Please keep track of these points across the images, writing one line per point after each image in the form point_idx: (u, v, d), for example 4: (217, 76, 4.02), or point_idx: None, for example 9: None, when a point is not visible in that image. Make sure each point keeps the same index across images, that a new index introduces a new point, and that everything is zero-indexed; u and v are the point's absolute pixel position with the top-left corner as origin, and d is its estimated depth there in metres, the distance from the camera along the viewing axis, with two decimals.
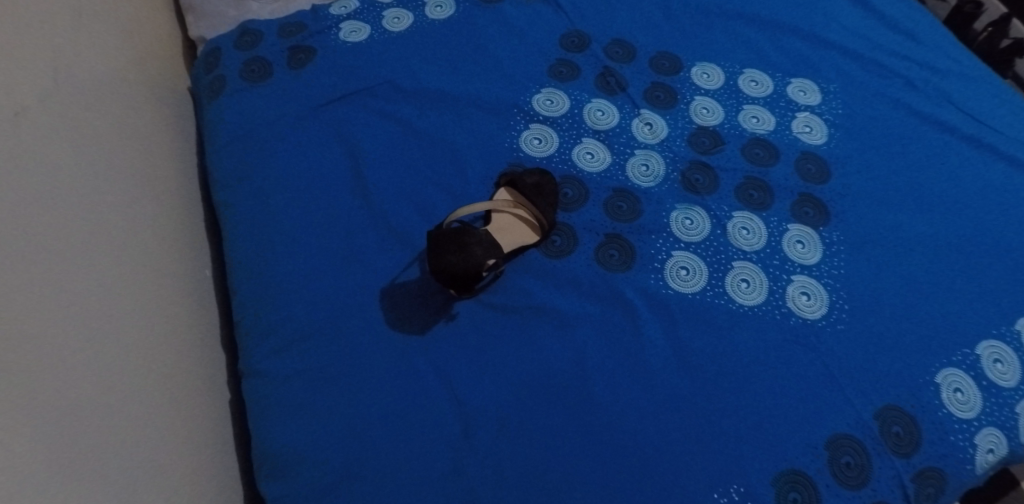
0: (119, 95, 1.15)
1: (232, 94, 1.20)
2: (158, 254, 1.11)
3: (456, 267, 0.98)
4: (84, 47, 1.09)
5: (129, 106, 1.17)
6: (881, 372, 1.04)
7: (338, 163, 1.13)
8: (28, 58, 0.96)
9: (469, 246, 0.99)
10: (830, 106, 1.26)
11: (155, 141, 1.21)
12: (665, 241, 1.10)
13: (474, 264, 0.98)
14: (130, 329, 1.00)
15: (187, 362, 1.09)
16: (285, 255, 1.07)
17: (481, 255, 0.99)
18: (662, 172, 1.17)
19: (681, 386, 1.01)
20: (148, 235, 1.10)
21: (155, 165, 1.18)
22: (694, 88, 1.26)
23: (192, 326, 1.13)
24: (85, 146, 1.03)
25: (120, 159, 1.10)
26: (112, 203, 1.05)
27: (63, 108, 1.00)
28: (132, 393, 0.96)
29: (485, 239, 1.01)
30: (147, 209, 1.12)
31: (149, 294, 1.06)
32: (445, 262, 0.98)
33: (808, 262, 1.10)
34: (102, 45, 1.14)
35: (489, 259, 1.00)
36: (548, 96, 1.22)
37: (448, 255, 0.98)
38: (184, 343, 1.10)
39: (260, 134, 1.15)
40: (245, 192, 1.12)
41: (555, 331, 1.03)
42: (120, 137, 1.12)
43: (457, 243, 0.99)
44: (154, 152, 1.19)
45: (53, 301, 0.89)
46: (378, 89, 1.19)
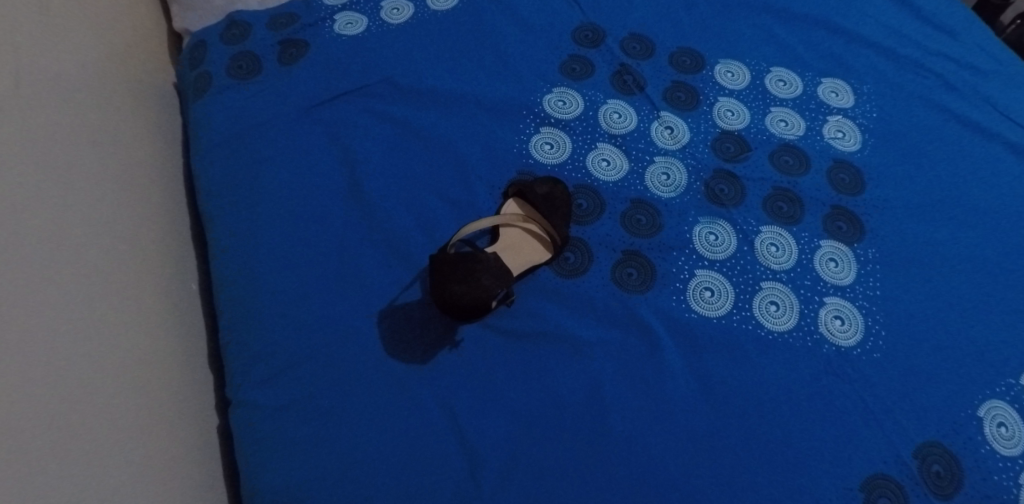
0: (90, 93, 1.04)
1: (218, 91, 1.09)
2: (136, 268, 1.02)
3: (463, 298, 0.89)
4: (54, 45, 0.99)
5: (103, 105, 1.06)
6: (918, 406, 0.98)
7: (333, 171, 1.03)
8: None
9: (477, 273, 0.90)
10: (864, 109, 1.17)
11: (132, 143, 1.10)
12: (688, 258, 1.02)
13: (483, 295, 0.90)
14: (101, 352, 0.90)
15: (170, 383, 1.00)
16: (276, 273, 0.97)
17: (490, 284, 0.90)
18: (684, 182, 1.08)
19: (707, 421, 0.94)
20: (124, 245, 1.01)
21: (132, 169, 1.08)
22: (718, 89, 1.16)
23: (177, 346, 1.04)
24: (54, 154, 0.93)
25: (94, 165, 1.00)
26: (85, 215, 0.95)
27: (26, 113, 0.90)
28: (105, 429, 0.87)
29: (494, 265, 0.92)
30: (123, 217, 1.02)
31: (124, 309, 0.97)
32: (451, 292, 0.90)
33: (841, 283, 1.03)
34: (75, 41, 1.04)
35: (499, 285, 0.91)
36: (560, 97, 1.12)
37: (455, 282, 0.90)
38: (166, 365, 1.01)
39: (248, 137, 1.05)
40: (230, 201, 1.02)
41: (570, 360, 0.95)
42: (91, 141, 1.01)
43: (464, 270, 0.90)
44: (130, 154, 1.09)
45: (18, 333, 0.79)
46: (375, 88, 1.09)
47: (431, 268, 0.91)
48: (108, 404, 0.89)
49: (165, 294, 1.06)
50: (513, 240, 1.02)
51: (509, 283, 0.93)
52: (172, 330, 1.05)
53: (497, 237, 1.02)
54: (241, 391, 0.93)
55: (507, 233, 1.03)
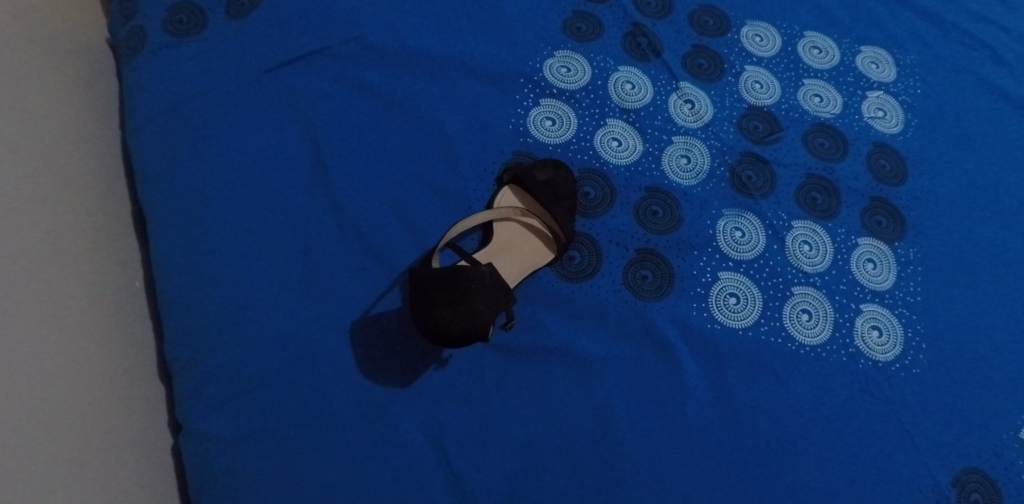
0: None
1: (153, 51, 0.89)
2: (67, 257, 0.82)
3: (454, 327, 0.75)
4: None
5: (10, 55, 0.84)
6: (958, 428, 0.89)
7: (295, 150, 0.87)
8: None
9: (469, 296, 0.76)
10: (906, 84, 1.03)
11: (58, 100, 0.89)
12: (711, 258, 0.89)
13: (477, 323, 0.76)
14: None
15: (115, 397, 0.81)
16: (232, 275, 0.81)
17: (485, 311, 0.76)
18: (706, 166, 0.94)
19: (730, 449, 0.83)
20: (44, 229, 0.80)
21: (59, 133, 0.87)
22: (745, 55, 1.00)
23: (130, 347, 0.85)
24: None
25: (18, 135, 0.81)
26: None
27: None
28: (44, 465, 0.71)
29: (490, 282, 0.77)
30: (39, 193, 0.81)
31: (40, 310, 0.76)
32: (439, 319, 0.76)
33: (879, 287, 0.92)
34: None
35: (499, 305, 0.77)
36: (564, 62, 0.96)
37: (443, 306, 0.76)
38: (115, 373, 0.82)
39: (192, 107, 0.87)
40: (174, 183, 0.84)
41: (576, 380, 0.83)
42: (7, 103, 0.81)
43: (454, 293, 0.76)
44: (56, 115, 0.87)
45: None
46: (344, 49, 0.91)
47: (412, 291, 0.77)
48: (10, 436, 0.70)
49: (118, 284, 0.87)
50: (513, 236, 0.88)
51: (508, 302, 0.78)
52: (122, 328, 0.85)
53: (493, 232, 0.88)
54: (194, 418, 0.78)
55: (505, 226, 0.88)
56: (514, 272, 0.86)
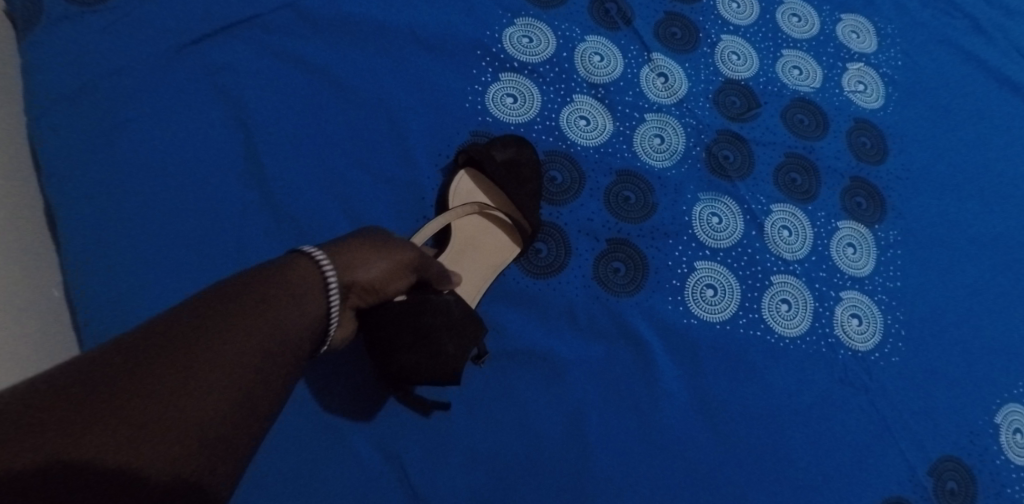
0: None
1: (52, 22, 0.76)
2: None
3: (421, 371, 0.68)
4: None
5: None
6: (935, 416, 0.86)
7: (226, 134, 0.77)
8: None
9: (434, 335, 0.67)
10: (887, 54, 0.97)
11: None
12: (686, 247, 0.84)
13: (443, 367, 0.68)
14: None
15: None
16: (157, 281, 0.72)
17: (451, 353, 0.68)
18: (680, 146, 0.87)
19: (705, 449, 0.79)
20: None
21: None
22: (721, 23, 0.93)
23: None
24: None
25: None
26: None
27: None
28: None
29: (456, 312, 0.68)
30: None
31: None
32: (401, 363, 0.68)
33: (859, 273, 0.88)
34: None
35: (469, 346, 0.69)
36: (526, 31, 0.87)
37: (404, 352, 0.67)
38: None
39: (101, 86, 0.76)
40: (85, 179, 0.73)
41: (545, 383, 0.77)
42: None
43: (415, 335, 0.67)
44: None
45: None
46: (277, 18, 0.81)
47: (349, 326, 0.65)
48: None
49: None
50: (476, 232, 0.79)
51: (479, 333, 0.70)
52: None
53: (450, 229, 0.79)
54: None
55: (466, 222, 0.79)
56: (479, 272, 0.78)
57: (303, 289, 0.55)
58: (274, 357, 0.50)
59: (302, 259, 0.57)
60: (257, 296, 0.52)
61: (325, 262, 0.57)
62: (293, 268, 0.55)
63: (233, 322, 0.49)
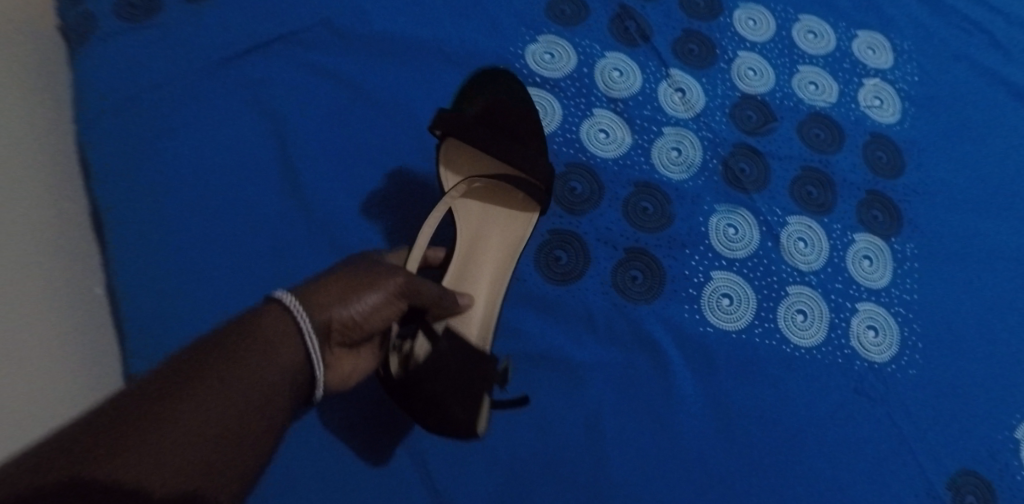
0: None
1: (103, 39, 0.82)
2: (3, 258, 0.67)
3: (437, 432, 0.67)
4: None
5: None
6: (953, 429, 0.87)
7: (262, 144, 0.81)
8: None
9: (436, 398, 0.65)
10: (903, 70, 0.99)
11: None
12: (703, 257, 0.85)
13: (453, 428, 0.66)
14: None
15: None
16: (194, 281, 0.75)
17: (460, 420, 0.65)
18: (697, 159, 0.89)
19: (722, 456, 0.80)
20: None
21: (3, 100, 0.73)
22: (737, 40, 0.95)
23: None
24: None
25: None
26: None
27: None
28: None
29: (454, 368, 0.66)
30: None
31: None
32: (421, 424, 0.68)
33: (875, 285, 0.89)
34: None
35: (474, 403, 0.66)
36: (548, 48, 0.90)
37: (419, 416, 0.67)
38: None
39: (146, 98, 0.80)
40: (129, 185, 0.77)
41: (563, 388, 0.79)
42: None
43: (421, 399, 0.66)
44: None
45: None
46: (312, 34, 0.85)
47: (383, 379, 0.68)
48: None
49: None
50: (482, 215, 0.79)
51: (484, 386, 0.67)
52: None
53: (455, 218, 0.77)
54: None
55: (468, 204, 0.79)
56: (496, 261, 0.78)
57: (275, 345, 0.54)
58: (253, 412, 0.51)
59: (273, 306, 0.56)
60: (255, 333, 0.54)
61: (298, 310, 0.56)
62: (269, 313, 0.55)
63: (207, 379, 0.50)
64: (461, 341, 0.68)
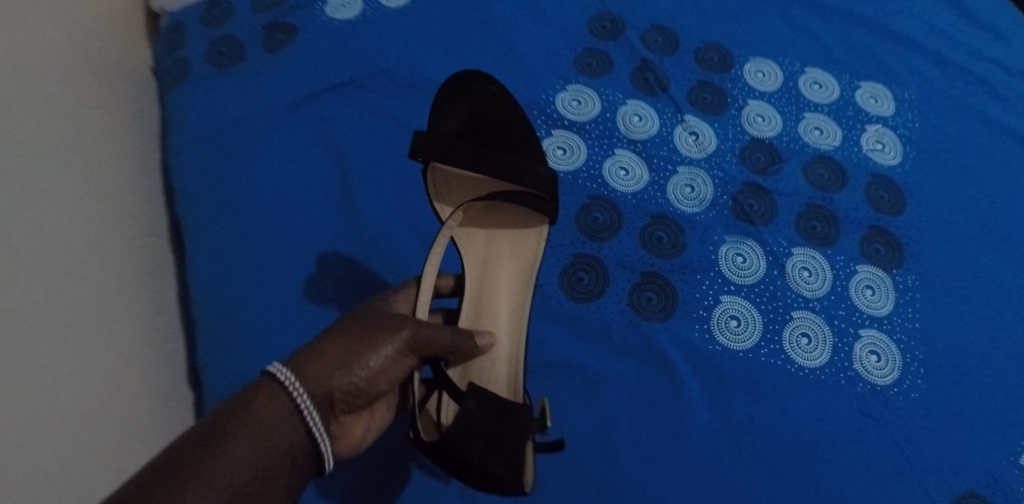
0: (39, 52, 0.85)
1: (195, 80, 0.98)
2: (88, 281, 0.83)
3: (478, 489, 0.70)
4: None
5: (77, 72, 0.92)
6: (957, 453, 0.91)
7: (325, 173, 0.93)
8: None
9: (472, 457, 0.69)
10: (905, 117, 1.07)
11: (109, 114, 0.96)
12: (713, 283, 0.94)
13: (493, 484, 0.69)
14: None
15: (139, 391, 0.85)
16: (259, 288, 0.87)
17: (503, 478, 0.69)
18: (709, 195, 0.98)
19: (728, 464, 0.86)
20: (38, 238, 0.78)
21: (88, 134, 0.91)
22: (748, 90, 1.05)
23: (167, 360, 0.91)
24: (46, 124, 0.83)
25: (80, 138, 0.89)
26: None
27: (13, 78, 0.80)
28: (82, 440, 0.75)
29: (485, 426, 0.70)
30: (84, 195, 0.86)
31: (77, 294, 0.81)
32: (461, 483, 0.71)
33: (877, 313, 0.96)
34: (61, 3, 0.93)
35: (509, 460, 0.69)
36: (575, 95, 1.01)
37: (458, 477, 0.71)
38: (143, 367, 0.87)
39: (228, 133, 0.95)
40: (209, 203, 0.91)
41: (582, 396, 0.87)
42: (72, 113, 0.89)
43: (456, 461, 0.70)
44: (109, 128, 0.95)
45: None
46: (371, 81, 0.98)
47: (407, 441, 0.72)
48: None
49: (156, 290, 0.94)
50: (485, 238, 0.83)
51: (518, 441, 0.70)
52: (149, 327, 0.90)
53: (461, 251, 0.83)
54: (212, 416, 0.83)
55: (472, 232, 0.83)
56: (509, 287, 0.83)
57: (267, 423, 0.57)
58: (246, 492, 0.54)
59: (266, 382, 0.59)
60: (244, 414, 0.57)
61: (291, 383, 0.59)
62: (260, 392, 0.59)
63: (204, 465, 0.54)
64: (487, 397, 0.72)
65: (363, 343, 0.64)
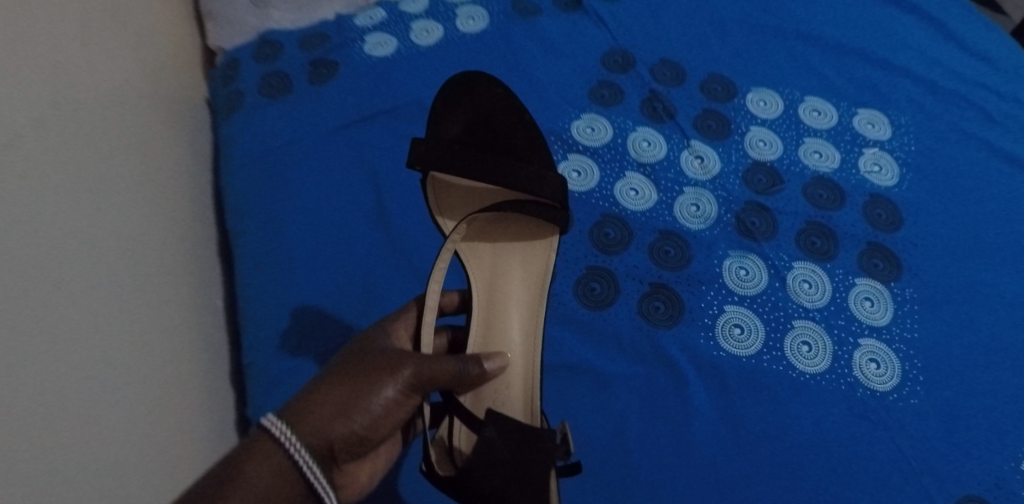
0: (115, 83, 0.97)
1: (248, 109, 1.10)
2: (149, 286, 0.93)
3: None
4: (115, 38, 1.00)
5: (145, 103, 1.04)
6: (958, 457, 0.94)
7: (361, 193, 1.03)
8: (66, 46, 0.88)
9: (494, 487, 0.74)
10: (901, 141, 1.14)
11: (170, 141, 1.08)
12: (718, 293, 1.00)
13: None
14: (38, 334, 0.73)
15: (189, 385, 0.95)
16: (300, 296, 0.96)
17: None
18: (714, 213, 1.05)
19: (733, 462, 0.92)
20: (111, 245, 0.88)
21: (156, 157, 1.03)
22: (750, 117, 1.13)
23: None
24: (119, 146, 0.94)
25: (146, 160, 1.00)
26: (81, 199, 0.85)
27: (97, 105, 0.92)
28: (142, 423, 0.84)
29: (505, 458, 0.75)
30: (148, 210, 0.97)
31: (141, 296, 0.91)
32: None
33: (876, 323, 1.01)
34: (135, 42, 1.06)
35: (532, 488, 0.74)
36: (589, 123, 1.10)
37: None
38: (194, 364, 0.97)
39: (275, 157, 1.05)
40: (258, 219, 1.02)
41: (595, 397, 0.94)
42: (139, 138, 1.00)
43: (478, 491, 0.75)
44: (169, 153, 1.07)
45: (74, 310, 0.79)
46: (403, 111, 1.08)
47: (425, 473, 0.78)
48: (6, 390, 0.68)
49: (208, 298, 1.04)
50: (493, 249, 0.92)
51: (536, 469, 0.74)
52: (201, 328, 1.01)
53: (469, 270, 0.91)
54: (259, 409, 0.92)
55: (479, 248, 0.92)
56: (515, 308, 0.91)
57: (262, 479, 0.65)
58: None
59: (261, 437, 0.68)
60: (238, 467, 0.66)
61: (282, 435, 0.68)
62: (254, 446, 0.67)
63: None
64: (505, 423, 0.77)
65: (355, 390, 0.72)
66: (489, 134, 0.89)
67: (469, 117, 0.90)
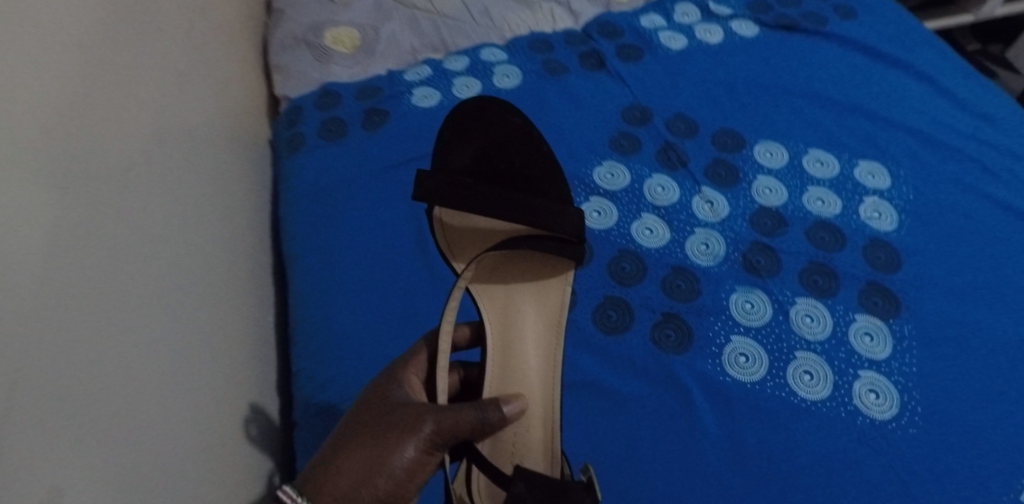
0: (198, 122, 1.12)
1: (307, 151, 1.24)
2: (214, 299, 1.06)
3: None
4: (200, 83, 1.16)
5: (219, 141, 1.19)
6: (955, 485, 0.99)
7: (403, 226, 1.15)
8: (163, 87, 1.03)
9: None
10: (900, 191, 1.22)
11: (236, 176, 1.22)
12: (724, 324, 1.09)
13: None
14: (130, 323, 0.85)
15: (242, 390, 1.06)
16: (345, 315, 1.07)
17: None
18: (722, 252, 1.15)
19: (735, 478, 0.98)
20: (188, 260, 1.01)
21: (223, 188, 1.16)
22: (757, 167, 1.23)
23: None
24: (195, 175, 1.09)
25: (216, 190, 1.14)
26: (166, 216, 0.98)
27: (182, 138, 1.06)
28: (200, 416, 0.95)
29: None
30: (215, 232, 1.10)
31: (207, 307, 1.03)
32: None
33: (876, 357, 1.07)
34: (215, 88, 1.22)
35: None
36: (610, 169, 1.22)
37: None
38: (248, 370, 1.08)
39: (329, 193, 1.19)
40: (313, 247, 1.15)
41: (609, 414, 1.02)
42: (212, 171, 1.14)
43: None
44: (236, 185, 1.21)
45: (155, 309, 0.91)
46: None
47: None
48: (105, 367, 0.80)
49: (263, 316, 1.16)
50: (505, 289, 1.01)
51: None
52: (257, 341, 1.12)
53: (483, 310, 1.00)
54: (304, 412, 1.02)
55: (492, 290, 1.01)
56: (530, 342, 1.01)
57: None
58: None
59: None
60: None
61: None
62: None
63: None
64: (533, 479, 0.79)
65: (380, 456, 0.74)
66: (501, 161, 1.00)
67: (480, 147, 1.00)
